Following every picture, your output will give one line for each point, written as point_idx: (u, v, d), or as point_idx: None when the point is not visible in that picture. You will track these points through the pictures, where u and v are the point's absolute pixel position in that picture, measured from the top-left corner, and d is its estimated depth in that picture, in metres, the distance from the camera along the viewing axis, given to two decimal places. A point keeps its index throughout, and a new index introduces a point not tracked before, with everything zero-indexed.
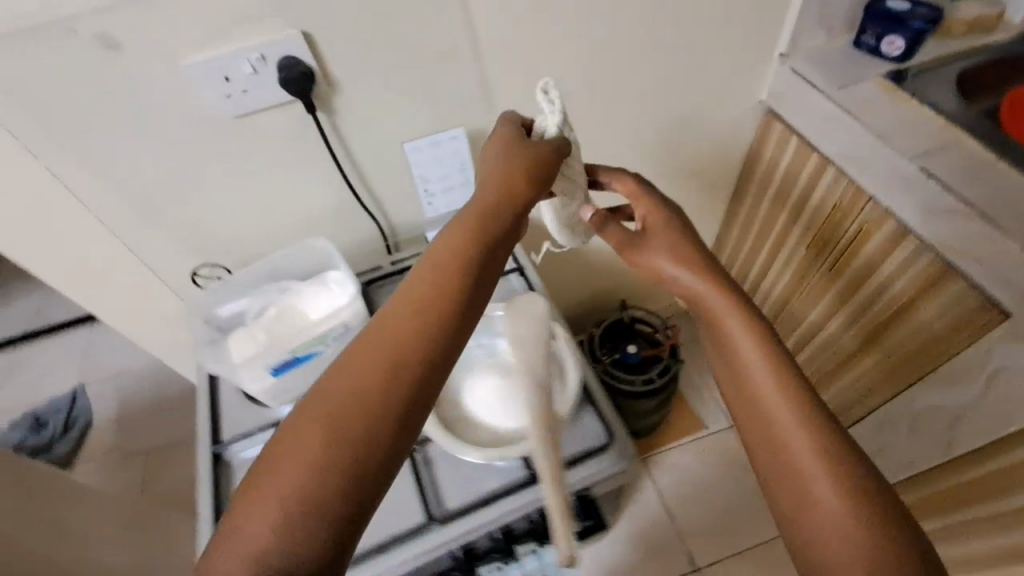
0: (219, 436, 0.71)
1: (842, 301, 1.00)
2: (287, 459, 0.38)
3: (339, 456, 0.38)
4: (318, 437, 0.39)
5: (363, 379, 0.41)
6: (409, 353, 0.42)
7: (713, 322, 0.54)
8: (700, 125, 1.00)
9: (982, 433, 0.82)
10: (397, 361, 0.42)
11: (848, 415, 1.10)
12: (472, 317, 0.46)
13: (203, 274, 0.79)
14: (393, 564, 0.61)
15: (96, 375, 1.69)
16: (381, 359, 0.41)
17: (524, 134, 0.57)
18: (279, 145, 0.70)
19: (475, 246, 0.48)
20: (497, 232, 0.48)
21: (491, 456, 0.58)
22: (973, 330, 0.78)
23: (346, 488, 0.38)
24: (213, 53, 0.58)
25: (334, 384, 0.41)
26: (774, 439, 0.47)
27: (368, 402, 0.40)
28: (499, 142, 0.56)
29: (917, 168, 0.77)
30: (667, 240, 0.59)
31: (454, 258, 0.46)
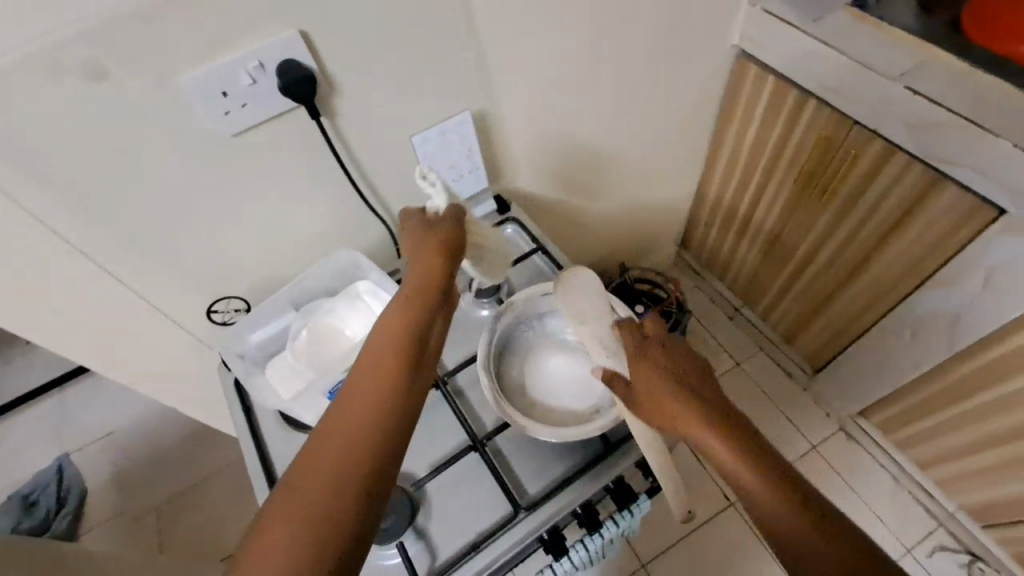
0: (274, 473, 0.67)
1: (835, 226, 1.05)
2: (265, 529, 0.38)
3: (347, 470, 0.40)
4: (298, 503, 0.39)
5: (332, 441, 0.42)
6: (381, 390, 0.44)
7: (666, 417, 0.51)
8: (678, 77, 1.01)
9: (983, 323, 0.89)
10: (367, 417, 0.43)
11: (850, 332, 1.17)
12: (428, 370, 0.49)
13: (220, 309, 0.75)
14: (491, 561, 0.60)
15: (79, 442, 1.58)
16: (353, 421, 0.43)
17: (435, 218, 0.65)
18: (283, 160, 0.66)
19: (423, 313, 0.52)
20: (439, 297, 0.54)
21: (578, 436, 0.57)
22: (968, 231, 0.84)
23: (327, 548, 0.38)
24: (209, 67, 0.54)
25: (321, 427, 0.42)
26: (755, 513, 0.44)
27: (341, 464, 0.41)
28: (417, 231, 0.64)
29: (903, 87, 0.80)
30: (660, 366, 0.54)
31: (403, 328, 0.50)
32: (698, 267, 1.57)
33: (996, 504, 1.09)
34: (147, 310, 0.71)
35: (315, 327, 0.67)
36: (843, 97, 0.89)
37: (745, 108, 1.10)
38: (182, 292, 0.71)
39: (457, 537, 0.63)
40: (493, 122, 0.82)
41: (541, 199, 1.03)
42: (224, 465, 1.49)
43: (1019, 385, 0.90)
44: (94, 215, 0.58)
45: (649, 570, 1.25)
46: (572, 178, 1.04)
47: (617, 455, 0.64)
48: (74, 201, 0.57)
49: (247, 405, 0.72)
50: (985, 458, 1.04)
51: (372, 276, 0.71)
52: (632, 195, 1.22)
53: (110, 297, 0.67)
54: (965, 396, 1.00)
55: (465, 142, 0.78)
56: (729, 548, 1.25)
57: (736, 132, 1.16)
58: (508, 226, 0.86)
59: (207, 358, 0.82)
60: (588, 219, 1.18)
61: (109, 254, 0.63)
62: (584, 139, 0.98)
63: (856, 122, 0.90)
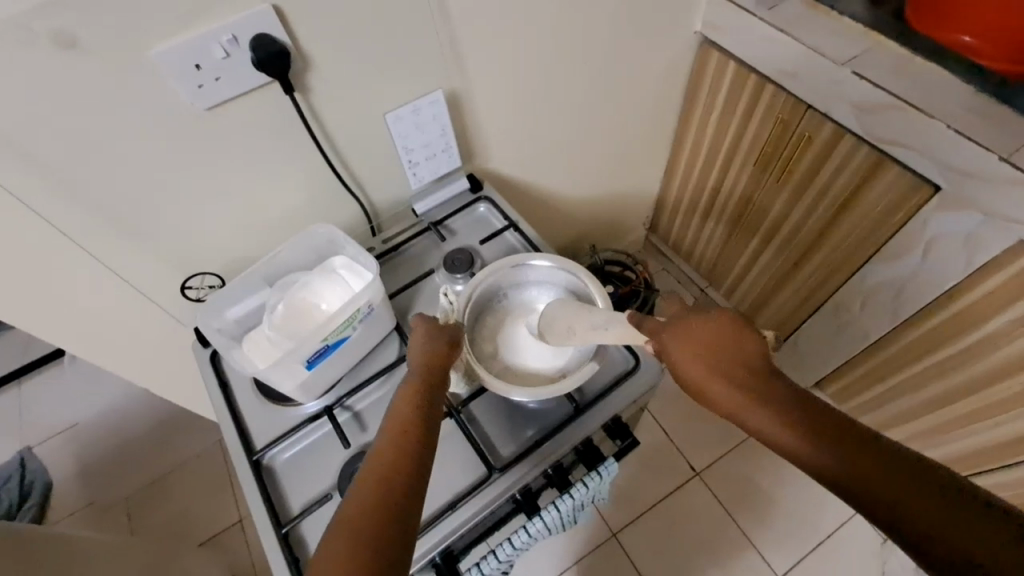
0: (252, 444, 0.68)
1: (792, 206, 1.11)
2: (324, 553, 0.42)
3: (386, 500, 0.45)
4: (349, 530, 0.43)
5: (373, 478, 0.47)
6: (403, 434, 0.51)
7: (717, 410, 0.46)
8: (643, 63, 1.05)
9: (923, 293, 0.96)
10: (399, 455, 0.49)
11: (806, 308, 1.24)
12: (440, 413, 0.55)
13: (194, 286, 0.75)
14: (466, 519, 0.63)
15: (41, 435, 1.53)
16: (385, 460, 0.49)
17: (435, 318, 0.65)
18: (257, 135, 0.66)
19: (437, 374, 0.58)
20: (434, 380, 0.58)
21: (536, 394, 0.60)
22: (910, 208, 0.90)
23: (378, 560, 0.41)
24: (183, 39, 0.54)
25: (359, 495, 0.46)
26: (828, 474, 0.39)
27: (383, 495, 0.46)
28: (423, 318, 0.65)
29: (851, 72, 0.85)
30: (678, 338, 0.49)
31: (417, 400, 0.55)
32: (665, 250, 1.63)
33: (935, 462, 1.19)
34: (120, 286, 0.70)
35: (292, 300, 0.68)
36: (797, 82, 0.94)
37: (709, 93, 1.14)
38: (156, 267, 0.71)
39: (435, 498, 0.65)
40: (466, 101, 0.83)
41: (513, 180, 1.05)
42: (195, 453, 1.47)
43: (954, 350, 0.98)
44: (67, 186, 0.59)
45: (619, 539, 1.30)
46: (543, 159, 1.06)
47: (585, 416, 0.67)
48: (45, 171, 0.56)
49: (223, 380, 0.72)
50: (925, 419, 1.13)
51: (348, 250, 0.72)
52: (601, 178, 1.26)
53: (82, 272, 0.67)
54: (908, 363, 1.08)
55: (439, 121, 0.80)
56: (695, 514, 1.32)
57: (701, 116, 1.20)
58: (480, 204, 0.88)
59: (181, 337, 0.82)
60: (559, 202, 1.22)
61: (81, 227, 0.62)
62: (554, 121, 1.00)
63: (809, 105, 0.96)
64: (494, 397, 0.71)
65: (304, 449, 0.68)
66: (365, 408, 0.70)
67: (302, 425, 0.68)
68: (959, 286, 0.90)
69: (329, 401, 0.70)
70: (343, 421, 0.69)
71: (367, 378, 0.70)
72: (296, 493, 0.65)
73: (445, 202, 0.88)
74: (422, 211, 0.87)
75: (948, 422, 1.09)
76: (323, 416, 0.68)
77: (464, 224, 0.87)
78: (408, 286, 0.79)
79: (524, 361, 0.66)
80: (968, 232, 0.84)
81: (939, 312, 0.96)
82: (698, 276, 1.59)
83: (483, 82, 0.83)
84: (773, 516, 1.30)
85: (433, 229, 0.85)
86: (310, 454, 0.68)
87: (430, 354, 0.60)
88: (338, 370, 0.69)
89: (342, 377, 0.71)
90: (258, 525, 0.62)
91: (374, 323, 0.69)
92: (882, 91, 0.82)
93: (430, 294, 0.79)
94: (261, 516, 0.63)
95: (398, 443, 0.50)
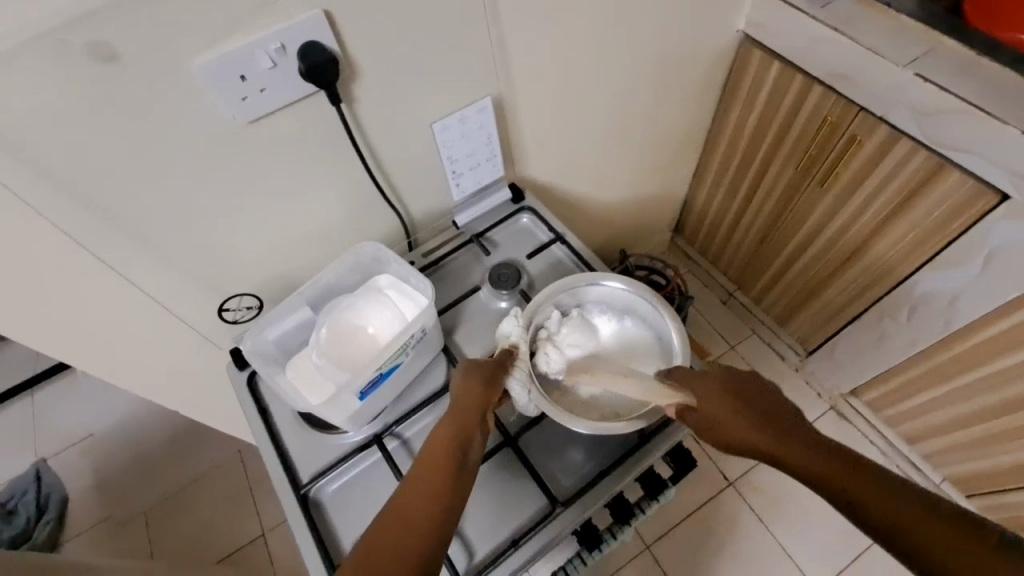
0: (298, 476, 0.64)
1: (836, 211, 1.07)
2: None
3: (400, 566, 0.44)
4: None
5: (391, 541, 0.46)
6: (426, 494, 0.49)
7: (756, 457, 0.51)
8: (684, 63, 1.00)
9: (979, 305, 0.92)
10: (418, 518, 0.47)
11: (846, 315, 1.20)
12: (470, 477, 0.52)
13: (232, 307, 0.72)
14: (529, 556, 0.59)
15: (55, 447, 1.50)
16: (402, 521, 0.47)
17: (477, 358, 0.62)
18: (299, 149, 0.62)
19: (471, 425, 0.55)
20: (463, 435, 0.54)
21: (597, 428, 0.57)
22: (970, 216, 0.86)
23: None
24: (229, 47, 0.50)
25: (372, 557, 0.45)
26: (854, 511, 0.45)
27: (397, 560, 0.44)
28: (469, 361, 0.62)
29: (914, 74, 0.80)
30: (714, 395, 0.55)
31: (445, 453, 0.52)
32: (692, 252, 1.60)
33: (979, 474, 1.15)
34: (155, 310, 0.67)
35: (339, 325, 0.65)
36: (850, 82, 0.90)
37: (748, 93, 1.10)
38: (190, 289, 0.67)
39: (493, 534, 0.62)
40: (509, 107, 0.79)
41: (550, 186, 1.00)
42: (214, 465, 1.43)
43: (1009, 363, 0.94)
44: (103, 210, 0.54)
45: (653, 552, 1.28)
46: (579, 164, 1.02)
47: (650, 445, 0.64)
48: (79, 195, 0.52)
49: (263, 406, 0.69)
50: (972, 432, 1.09)
51: (394, 267, 0.69)
52: (634, 182, 1.22)
53: (115, 298, 0.63)
54: (954, 375, 1.04)
55: (485, 130, 0.76)
56: (729, 526, 1.29)
57: (738, 117, 1.16)
58: (523, 215, 0.84)
59: (214, 358, 0.78)
60: (591, 207, 1.18)
61: (117, 252, 0.58)
62: (593, 124, 0.96)
63: (862, 108, 0.91)
64: (550, 424, 0.68)
65: (353, 481, 0.64)
66: (414, 436, 0.66)
67: (351, 455, 0.64)
68: (1017, 299, 0.87)
69: (377, 429, 0.66)
70: (393, 450, 0.65)
71: (416, 404, 0.67)
72: (346, 528, 0.62)
73: (485, 214, 0.84)
74: (463, 223, 0.84)
75: (997, 435, 1.05)
76: (373, 445, 0.65)
77: (507, 236, 0.83)
78: (453, 304, 0.75)
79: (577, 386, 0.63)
80: None
81: (998, 325, 0.91)
82: (726, 279, 1.56)
83: (527, 87, 0.79)
84: (809, 527, 1.27)
85: (475, 242, 0.81)
86: (358, 485, 0.64)
87: (464, 400, 0.57)
88: (387, 397, 0.65)
89: (389, 403, 0.67)
90: (309, 564, 0.59)
91: (424, 347, 0.65)
92: (948, 95, 0.77)
93: (475, 311, 0.75)
94: (312, 555, 0.59)
95: (424, 497, 0.49)
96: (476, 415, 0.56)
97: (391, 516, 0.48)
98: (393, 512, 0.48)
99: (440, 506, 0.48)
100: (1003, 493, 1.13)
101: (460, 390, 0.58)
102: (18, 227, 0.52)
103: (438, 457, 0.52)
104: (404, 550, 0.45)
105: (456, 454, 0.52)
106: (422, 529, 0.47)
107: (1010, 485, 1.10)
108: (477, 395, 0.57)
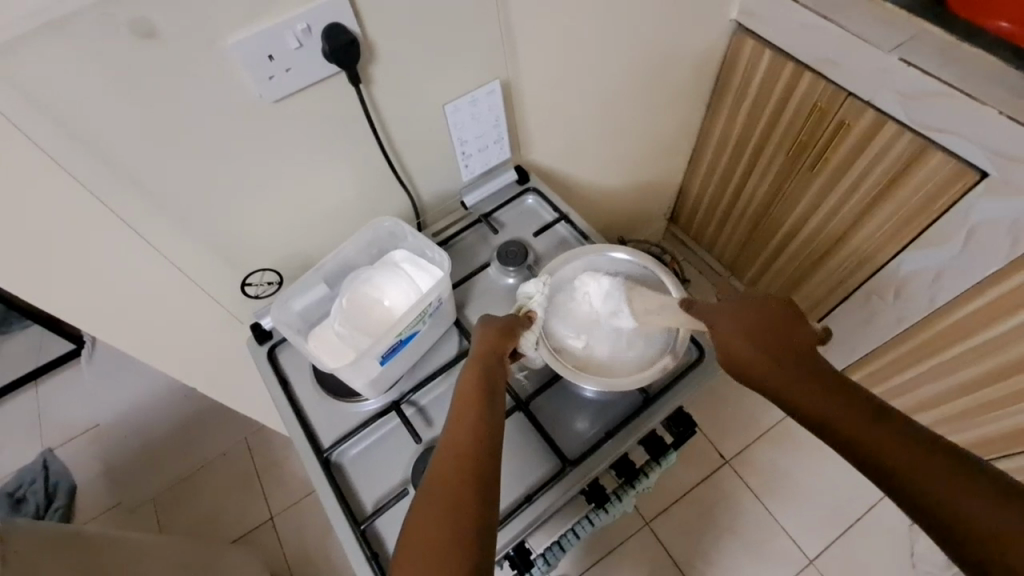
0: (320, 441, 0.67)
1: (824, 194, 1.11)
2: (415, 521, 0.45)
3: (458, 473, 0.48)
4: (430, 503, 0.46)
5: (446, 461, 0.50)
6: (467, 422, 0.52)
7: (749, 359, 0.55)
8: (679, 52, 1.04)
9: (962, 281, 0.97)
10: (465, 438, 0.51)
11: (835, 296, 1.25)
12: (499, 400, 0.56)
13: (253, 282, 0.75)
14: (542, 510, 0.63)
15: (60, 437, 1.51)
16: (453, 444, 0.51)
17: (486, 319, 0.64)
18: (319, 130, 0.65)
19: (493, 364, 0.59)
20: (489, 373, 0.58)
21: (606, 385, 0.62)
22: (951, 196, 0.91)
23: (457, 526, 0.44)
24: (258, 28, 0.54)
25: (436, 477, 0.48)
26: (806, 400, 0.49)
27: (458, 469, 0.49)
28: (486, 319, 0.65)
29: (899, 59, 0.84)
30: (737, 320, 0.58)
31: (476, 387, 0.56)
32: (687, 239, 1.65)
33: (963, 447, 1.21)
34: (180, 285, 0.70)
35: (358, 295, 0.68)
36: (839, 68, 0.94)
37: (743, 80, 1.13)
38: (212, 264, 0.70)
39: (508, 492, 0.65)
40: (515, 93, 0.82)
41: (553, 172, 1.04)
42: (221, 452, 1.45)
43: (991, 335, 0.97)
44: (135, 182, 0.57)
45: (652, 527, 1.32)
46: (580, 153, 1.06)
47: (653, 407, 0.68)
48: (114, 167, 0.55)
49: (283, 377, 0.72)
50: (956, 406, 1.14)
51: (410, 242, 0.73)
52: (632, 169, 1.25)
53: (142, 271, 0.65)
54: (939, 349, 1.09)
55: (494, 113, 0.80)
56: (725, 501, 1.34)
57: (732, 106, 1.20)
58: (529, 196, 0.88)
59: (234, 334, 0.81)
60: (593, 194, 1.21)
61: (149, 225, 0.61)
62: (593, 112, 0.99)
63: (850, 93, 0.96)
64: (558, 391, 0.71)
65: (372, 446, 0.68)
66: (429, 402, 0.70)
67: (370, 421, 0.67)
68: (996, 274, 0.91)
69: (394, 397, 0.69)
70: (410, 416, 0.69)
71: (430, 373, 0.70)
72: (367, 489, 0.65)
73: (493, 196, 0.88)
74: (471, 204, 0.87)
75: (979, 408, 1.10)
76: (391, 411, 0.68)
77: (514, 217, 0.87)
78: (465, 279, 0.79)
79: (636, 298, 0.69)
80: (1011, 220, 0.84)
81: (982, 299, 0.95)
82: (720, 266, 1.60)
83: (533, 71, 0.82)
84: (802, 502, 1.32)
85: (483, 222, 0.85)
86: (377, 450, 0.67)
87: (482, 349, 0.60)
88: (403, 366, 0.69)
89: (406, 372, 0.71)
90: (334, 521, 0.62)
91: (439, 315, 0.69)
92: (930, 78, 0.81)
93: (485, 287, 0.79)
94: (337, 514, 0.62)
95: (468, 438, 0.51)
96: (496, 358, 0.60)
97: (444, 459, 0.50)
98: (444, 460, 0.50)
99: (485, 439, 0.51)
100: (986, 464, 1.18)
101: (477, 344, 0.61)
102: (58, 197, 0.55)
103: (469, 405, 0.54)
104: (469, 481, 0.48)
105: (486, 388, 0.56)
106: (475, 458, 0.49)
107: (990, 454, 1.15)
108: (493, 343, 0.61)
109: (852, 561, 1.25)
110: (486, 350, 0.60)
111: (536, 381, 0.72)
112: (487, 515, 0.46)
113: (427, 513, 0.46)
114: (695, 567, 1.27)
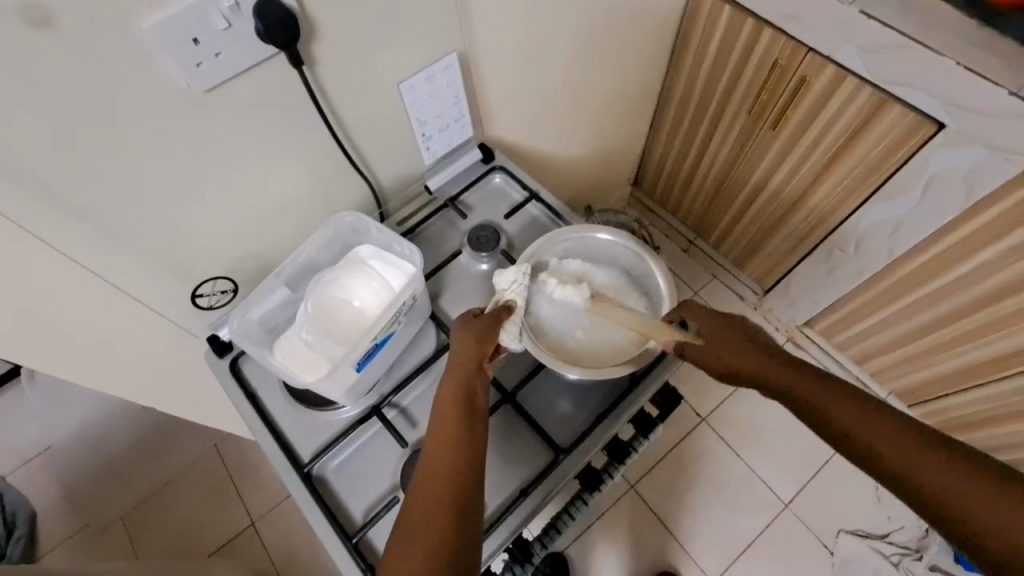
0: (298, 455, 0.63)
1: (788, 152, 1.11)
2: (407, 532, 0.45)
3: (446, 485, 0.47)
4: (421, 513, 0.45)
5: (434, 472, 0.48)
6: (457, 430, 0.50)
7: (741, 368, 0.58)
8: (638, 11, 0.99)
9: (920, 228, 0.99)
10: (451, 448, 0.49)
11: (800, 250, 1.27)
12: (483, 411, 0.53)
13: (206, 292, 0.69)
14: (538, 503, 0.62)
15: (8, 465, 1.38)
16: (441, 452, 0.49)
17: (472, 316, 0.60)
18: (263, 120, 0.59)
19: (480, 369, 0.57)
20: (472, 382, 0.55)
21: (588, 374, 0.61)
22: (909, 148, 0.92)
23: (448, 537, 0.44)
24: (177, 9, 0.47)
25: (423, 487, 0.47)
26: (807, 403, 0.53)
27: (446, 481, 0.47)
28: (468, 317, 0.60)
29: (859, 11, 0.81)
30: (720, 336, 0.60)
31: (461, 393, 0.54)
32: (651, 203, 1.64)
33: (918, 386, 1.28)
34: (121, 302, 0.63)
35: (324, 298, 0.63)
36: (799, 22, 0.92)
37: (702, 37, 1.10)
38: (154, 277, 0.63)
39: (502, 488, 0.64)
40: (474, 64, 0.77)
41: (516, 144, 0.99)
42: (190, 463, 1.39)
43: (948, 280, 1.02)
44: (56, 195, 0.51)
45: (638, 491, 1.35)
46: (544, 123, 1.01)
47: (641, 388, 0.67)
48: (28, 181, 0.48)
49: (250, 391, 0.67)
50: (910, 348, 1.21)
51: (375, 236, 0.68)
52: (595, 137, 1.22)
53: (77, 291, 0.59)
54: (898, 296, 1.13)
55: (453, 88, 0.75)
56: (705, 458, 1.38)
57: (692, 64, 1.17)
58: (495, 174, 0.84)
59: (189, 348, 0.75)
60: (557, 167, 1.18)
61: (76, 241, 0.55)
62: (552, 80, 0.94)
63: (810, 48, 0.94)
64: (544, 379, 0.70)
65: (355, 454, 0.64)
66: (410, 402, 0.67)
67: (351, 429, 0.64)
68: (961, 215, 0.93)
69: (373, 401, 0.66)
70: (393, 418, 0.66)
71: (409, 373, 0.67)
72: (355, 500, 0.62)
73: (458, 178, 0.84)
74: (435, 187, 0.82)
75: (932, 348, 1.15)
76: (372, 417, 0.64)
77: (481, 198, 0.83)
78: (437, 269, 0.75)
79: (570, 350, 0.65)
80: (969, 167, 0.86)
81: (944, 243, 0.98)
82: (686, 228, 1.60)
83: (490, 39, 0.76)
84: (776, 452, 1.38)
85: (450, 206, 0.80)
86: (360, 457, 0.64)
87: (466, 349, 0.57)
88: (381, 369, 0.65)
89: (384, 374, 0.67)
90: (323, 538, 0.59)
91: (414, 311, 0.65)
92: (889, 29, 0.80)
93: (458, 276, 0.75)
94: (325, 530, 0.59)
95: (458, 454, 0.49)
96: (477, 368, 0.56)
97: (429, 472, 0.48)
98: (428, 486, 0.47)
99: (470, 453, 0.49)
100: (940, 399, 1.25)
101: (457, 342, 0.58)
102: None
103: (449, 423, 0.51)
104: (446, 521, 0.45)
105: (464, 412, 0.52)
106: (462, 471, 0.48)
107: (947, 391, 1.22)
108: (476, 343, 0.58)
109: (824, 500, 1.32)
110: (472, 353, 0.57)
111: (520, 370, 0.70)
112: (464, 555, 0.44)
113: (417, 526, 0.45)
114: (680, 524, 1.31)
